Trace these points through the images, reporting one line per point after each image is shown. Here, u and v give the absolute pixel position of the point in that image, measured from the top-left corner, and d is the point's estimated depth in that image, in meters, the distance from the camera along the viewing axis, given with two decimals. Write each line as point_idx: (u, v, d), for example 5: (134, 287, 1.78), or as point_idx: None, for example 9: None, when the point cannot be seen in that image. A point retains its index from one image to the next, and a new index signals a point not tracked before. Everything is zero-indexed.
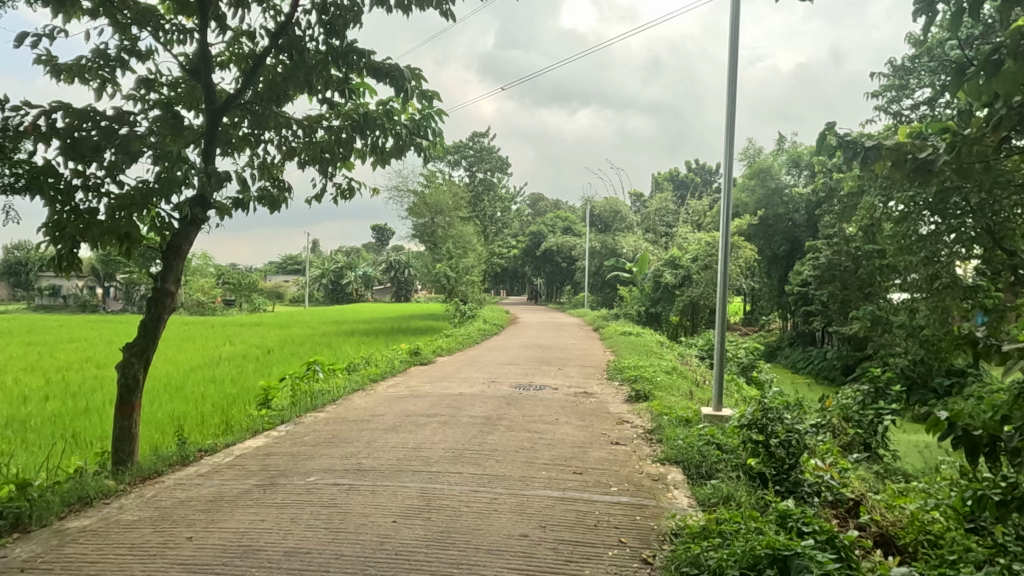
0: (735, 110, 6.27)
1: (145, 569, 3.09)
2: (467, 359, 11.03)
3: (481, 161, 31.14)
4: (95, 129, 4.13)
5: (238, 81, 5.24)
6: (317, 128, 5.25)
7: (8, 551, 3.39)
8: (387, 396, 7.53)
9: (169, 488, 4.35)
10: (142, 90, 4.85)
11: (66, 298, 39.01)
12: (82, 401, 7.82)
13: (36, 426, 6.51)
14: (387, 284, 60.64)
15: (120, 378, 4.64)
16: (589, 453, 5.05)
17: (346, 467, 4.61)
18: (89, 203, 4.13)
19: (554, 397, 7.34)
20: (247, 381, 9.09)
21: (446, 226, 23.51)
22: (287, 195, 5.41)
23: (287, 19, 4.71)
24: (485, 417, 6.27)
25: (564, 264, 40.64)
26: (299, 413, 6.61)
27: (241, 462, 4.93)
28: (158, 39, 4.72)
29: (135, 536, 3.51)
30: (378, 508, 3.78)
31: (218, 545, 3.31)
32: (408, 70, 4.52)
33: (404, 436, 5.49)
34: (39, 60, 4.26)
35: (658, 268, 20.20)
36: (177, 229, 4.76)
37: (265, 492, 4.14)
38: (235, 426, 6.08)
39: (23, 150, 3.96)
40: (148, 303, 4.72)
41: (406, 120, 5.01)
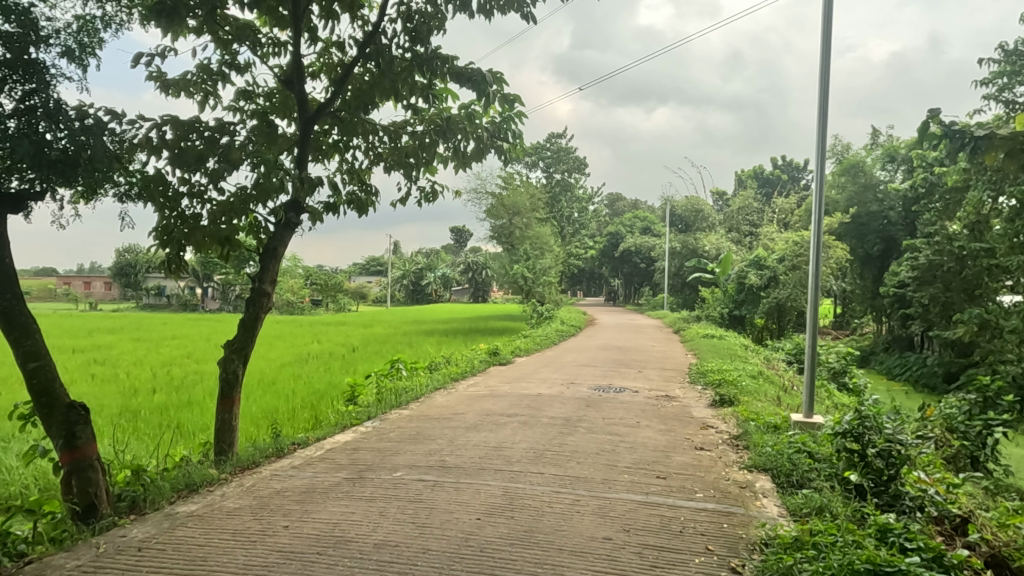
0: (827, 102, 5.99)
1: (247, 554, 3.26)
2: (545, 360, 11.06)
3: (558, 162, 31.23)
4: (200, 139, 4.41)
5: (328, 90, 5.49)
6: (402, 133, 5.41)
7: (127, 532, 3.69)
8: (468, 395, 7.64)
9: (266, 478, 4.58)
10: (241, 101, 5.16)
11: (171, 298, 41.95)
12: (185, 394, 8.36)
13: (146, 416, 7.01)
14: (466, 285, 61.62)
15: (221, 373, 4.93)
16: (673, 457, 4.96)
17: (431, 464, 4.72)
18: (194, 208, 4.45)
19: (634, 400, 7.25)
20: (333, 378, 9.43)
21: (524, 227, 23.67)
22: (374, 199, 5.61)
23: (373, 28, 4.88)
24: (565, 418, 6.27)
25: (642, 265, 39.97)
26: (384, 409, 6.82)
27: (331, 455, 5.14)
28: (255, 52, 5.01)
29: (237, 522, 3.72)
30: (463, 505, 3.85)
31: (313, 535, 3.46)
32: (491, 74, 4.59)
33: (485, 435, 5.56)
34: (151, 76, 4.61)
35: (742, 268, 19.60)
36: (273, 232, 5.02)
37: (354, 485, 4.29)
38: (323, 421, 6.32)
39: (137, 161, 4.28)
40: (247, 302, 4.96)
41: (487, 122, 5.08)
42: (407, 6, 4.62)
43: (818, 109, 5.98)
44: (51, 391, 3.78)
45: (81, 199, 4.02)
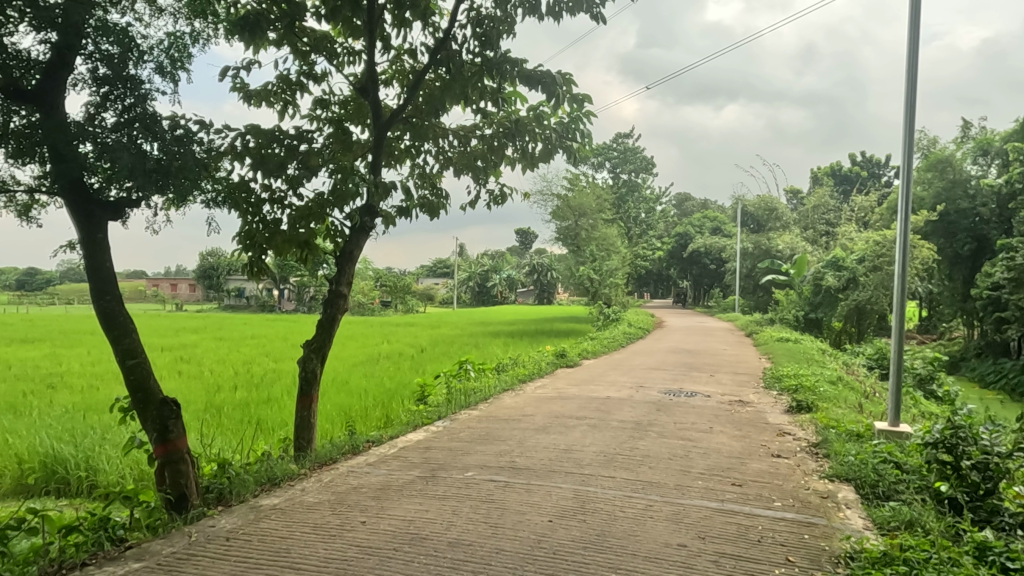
0: (916, 94, 5.69)
1: (327, 547, 3.37)
2: (613, 363, 10.96)
3: (625, 162, 30.88)
4: (281, 148, 4.61)
5: (400, 96, 5.63)
6: (471, 136, 5.47)
7: (216, 522, 3.88)
8: (535, 396, 7.65)
9: (343, 475, 4.73)
10: (318, 109, 5.37)
11: (250, 299, 43.92)
12: (264, 392, 8.73)
13: (229, 412, 7.36)
14: (531, 287, 61.72)
15: (301, 372, 5.11)
16: (748, 464, 4.82)
17: (501, 465, 4.75)
18: (275, 213, 4.65)
19: (706, 404, 7.08)
20: (403, 378, 9.64)
21: (590, 228, 23.63)
22: (445, 202, 5.70)
23: (444, 35, 4.95)
24: (635, 421, 6.19)
25: (712, 266, 39.02)
26: (454, 409, 6.91)
27: (404, 454, 5.25)
28: (331, 62, 5.18)
29: (317, 517, 3.85)
30: (534, 507, 3.86)
31: (389, 531, 3.55)
32: (561, 75, 4.59)
33: (555, 437, 5.55)
34: (235, 88, 4.84)
35: (818, 270, 18.85)
36: (349, 235, 5.17)
37: (427, 484, 4.37)
38: (395, 421, 6.46)
39: (223, 169, 4.49)
40: (324, 304, 5.13)
41: (556, 123, 5.08)
42: (477, 11, 4.67)
43: (904, 101, 5.69)
44: (146, 387, 4.03)
45: (172, 206, 4.25)
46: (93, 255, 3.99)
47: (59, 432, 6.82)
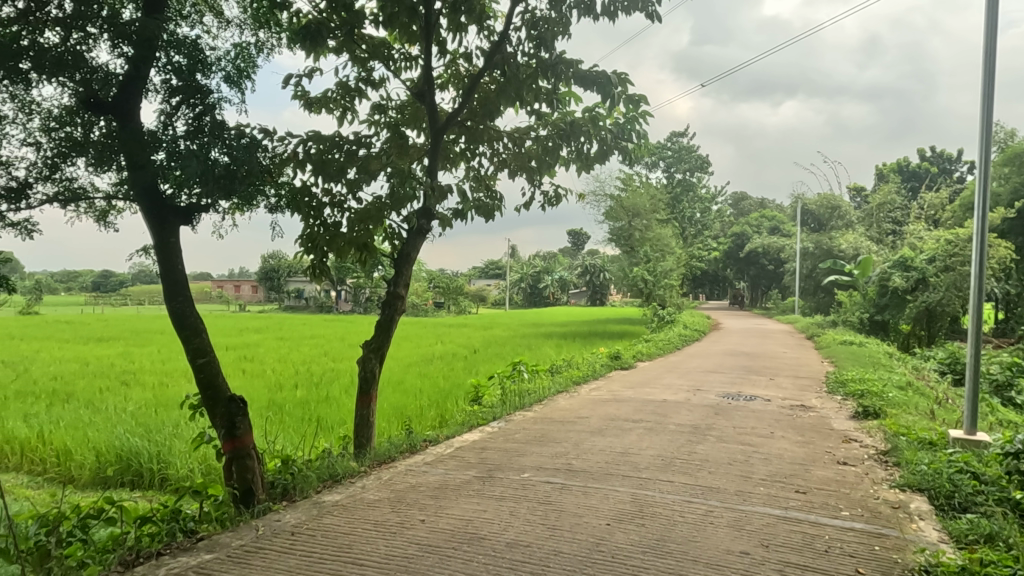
0: (993, 86, 5.41)
1: (388, 544, 3.43)
2: (669, 365, 10.79)
3: (680, 162, 30.30)
4: (341, 153, 4.72)
5: (456, 100, 5.69)
6: (526, 138, 5.48)
7: (281, 517, 4.00)
8: (590, 398, 7.61)
9: (402, 473, 4.81)
10: (376, 114, 5.48)
11: (309, 299, 45.20)
12: (323, 391, 8.95)
13: (290, 410, 7.59)
14: (583, 288, 61.42)
15: (360, 371, 5.22)
16: (812, 471, 4.68)
17: (558, 467, 4.74)
18: (335, 217, 4.77)
19: (767, 409, 6.90)
20: (457, 378, 9.73)
21: (644, 229, 23.40)
22: (500, 205, 5.74)
23: (499, 38, 4.97)
24: (692, 425, 6.08)
25: (770, 267, 38.00)
26: (509, 410, 6.94)
27: (460, 453, 5.31)
28: (388, 68, 5.28)
29: (378, 514, 3.93)
30: (592, 510, 3.84)
31: (448, 530, 3.59)
32: (616, 75, 4.55)
33: (610, 440, 5.51)
34: (297, 96, 4.99)
35: (884, 270, 18.12)
36: (406, 237, 5.24)
37: (484, 484, 4.40)
38: (450, 421, 6.54)
39: (286, 175, 4.63)
40: (383, 305, 5.24)
41: (611, 124, 5.04)
42: (532, 13, 4.68)
43: (981, 95, 5.42)
44: (215, 385, 4.19)
45: (237, 210, 4.40)
46: (167, 258, 4.19)
47: (134, 426, 7.17)
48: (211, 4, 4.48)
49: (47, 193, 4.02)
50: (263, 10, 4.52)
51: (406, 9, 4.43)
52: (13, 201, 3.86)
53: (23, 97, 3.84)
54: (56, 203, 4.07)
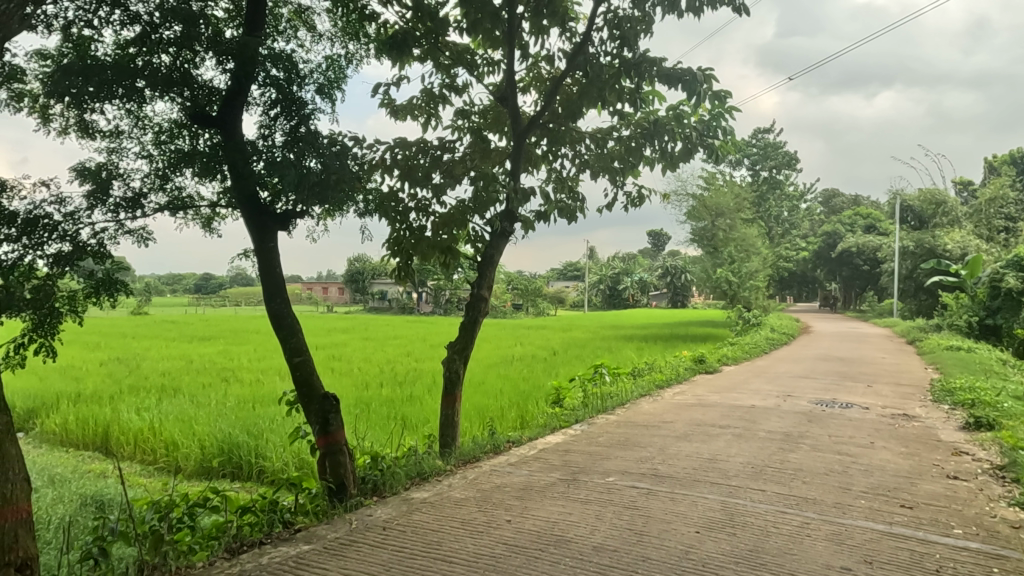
0: None
1: (476, 543, 3.48)
2: (757, 370, 10.42)
3: (766, 159, 29.01)
4: (428, 158, 4.84)
5: (538, 103, 5.72)
6: (608, 139, 5.44)
7: (372, 512, 4.13)
8: (674, 403, 7.45)
9: (487, 473, 4.86)
10: (460, 119, 5.59)
11: (391, 300, 46.55)
12: (407, 390, 9.17)
13: (376, 408, 7.83)
14: (664, 289, 60.19)
15: (445, 372, 5.32)
16: (919, 485, 4.40)
17: (643, 472, 4.67)
18: (420, 221, 4.89)
19: (865, 417, 6.55)
20: (538, 380, 9.76)
21: (728, 229, 22.60)
22: (582, 206, 5.72)
23: (581, 39, 4.94)
24: (784, 433, 5.85)
25: (865, 267, 35.96)
26: (591, 413, 6.89)
27: (544, 455, 5.31)
28: (471, 73, 5.36)
29: (465, 513, 3.99)
30: (680, 516, 3.75)
31: (534, 531, 3.60)
32: (702, 72, 4.42)
33: (697, 446, 5.38)
34: (384, 104, 5.15)
35: (996, 270, 16.78)
36: (489, 240, 5.28)
37: (569, 487, 4.39)
38: (532, 423, 6.56)
39: (375, 182, 4.79)
40: (467, 307, 5.32)
41: (696, 122, 4.93)
42: (614, 13, 4.62)
43: None
44: (310, 383, 4.37)
45: (329, 216, 4.59)
46: (266, 262, 4.42)
47: (233, 421, 7.60)
48: (305, 18, 4.70)
49: (159, 202, 4.33)
50: (352, 22, 4.70)
51: (488, 14, 4.47)
52: (129, 210, 4.18)
53: (138, 113, 4.15)
54: (166, 210, 4.38)
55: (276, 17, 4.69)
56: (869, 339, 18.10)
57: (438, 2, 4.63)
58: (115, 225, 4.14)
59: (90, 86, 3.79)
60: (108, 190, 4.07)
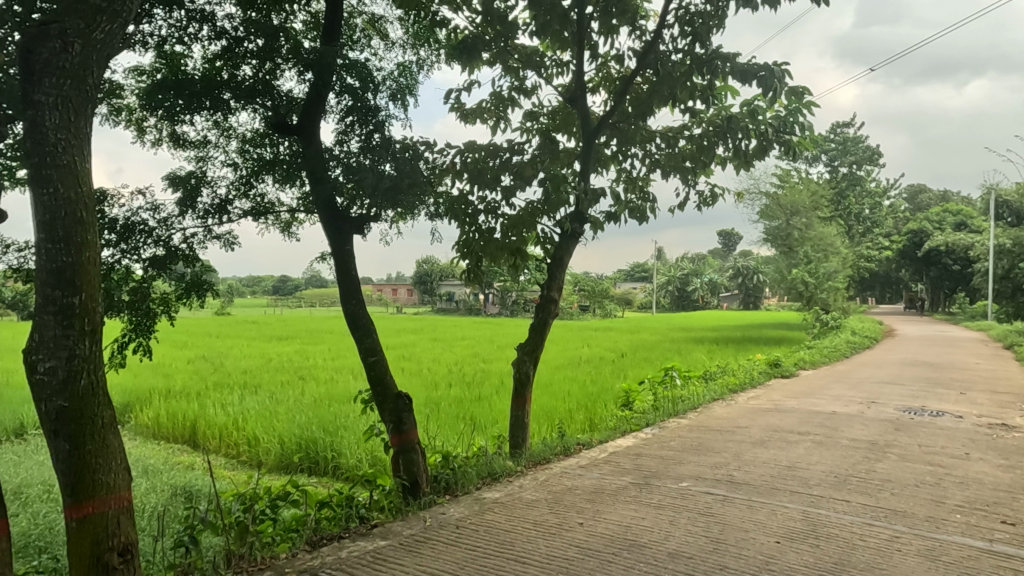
0: None
1: (548, 545, 3.48)
2: (838, 375, 9.97)
3: (845, 154, 27.58)
4: (498, 160, 4.87)
5: (608, 102, 5.67)
6: (679, 137, 5.34)
7: (446, 510, 4.19)
8: (748, 408, 7.23)
9: (558, 475, 4.85)
10: (529, 120, 5.60)
11: (459, 301, 47.24)
12: (476, 391, 9.25)
13: (446, 408, 7.94)
14: (736, 291, 58.46)
15: (515, 373, 5.34)
16: (1022, 500, 4.10)
17: (718, 478, 4.55)
18: (490, 223, 4.92)
19: (958, 427, 6.16)
20: (607, 383, 9.66)
21: (804, 228, 21.76)
22: (652, 206, 5.64)
23: (652, 37, 4.85)
24: (869, 441, 5.57)
25: (956, 267, 33.83)
26: (662, 417, 6.77)
27: (615, 459, 5.26)
28: (540, 75, 5.36)
29: (537, 514, 3.99)
30: (758, 525, 3.64)
31: (607, 535, 3.57)
32: (778, 66, 4.26)
33: (775, 453, 5.20)
34: (454, 108, 5.23)
35: None
36: (559, 241, 5.28)
37: (641, 491, 4.33)
38: (602, 425, 6.51)
39: (445, 185, 4.86)
40: (536, 308, 5.34)
41: (771, 118, 4.77)
42: (686, 9, 4.52)
43: None
44: (383, 383, 4.47)
45: (401, 219, 4.68)
46: (343, 264, 4.56)
47: (310, 418, 7.87)
48: (378, 27, 4.83)
49: (243, 208, 4.55)
50: (423, 30, 4.80)
51: (557, 16, 4.45)
52: (216, 215, 4.41)
53: (223, 124, 4.37)
54: (250, 216, 4.59)
55: (351, 27, 4.85)
56: (936, 339, 18.51)
57: (507, 6, 4.65)
58: (204, 230, 4.37)
59: (181, 99, 4.03)
60: (197, 197, 4.30)
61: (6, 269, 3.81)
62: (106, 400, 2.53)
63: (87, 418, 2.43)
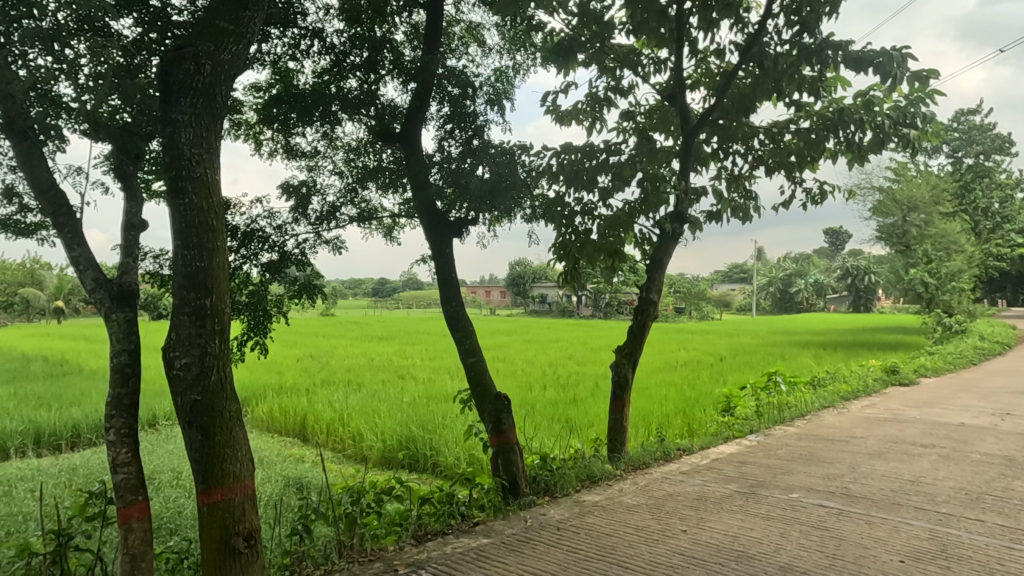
0: None
1: (651, 551, 3.43)
2: (966, 383, 9.19)
3: (970, 143, 25.52)
4: (594, 161, 4.83)
5: (708, 99, 5.52)
6: (784, 133, 5.11)
7: (546, 511, 4.21)
8: (863, 417, 6.79)
9: (659, 480, 4.76)
10: (625, 120, 5.54)
11: (551, 303, 47.33)
12: (571, 393, 9.22)
13: (542, 410, 7.96)
14: (844, 293, 55.12)
15: (613, 377, 5.28)
16: None
17: (832, 490, 4.31)
18: (586, 224, 4.90)
19: None
20: (706, 387, 9.37)
21: (923, 225, 20.37)
22: (756, 204, 5.43)
23: (755, 29, 4.66)
24: (1004, 456, 5.10)
25: None
26: (767, 424, 6.50)
27: (718, 466, 5.10)
28: (637, 74, 5.30)
29: (639, 519, 3.93)
30: (879, 543, 3.41)
31: (712, 544, 3.47)
32: (898, 51, 3.98)
33: (895, 466, 4.86)
34: (549, 111, 5.25)
35: None
36: (658, 242, 5.17)
37: (748, 500, 4.17)
38: (703, 431, 6.33)
39: (542, 188, 4.88)
40: (635, 311, 5.25)
41: (888, 109, 4.46)
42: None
43: None
44: (483, 384, 4.55)
45: (499, 221, 4.74)
46: (443, 267, 4.69)
47: (410, 416, 8.13)
48: (475, 34, 4.93)
49: (350, 214, 4.77)
50: (520, 35, 4.87)
51: (655, 13, 4.37)
52: (326, 221, 4.65)
53: (331, 134, 4.61)
54: (356, 221, 4.81)
55: (450, 36, 4.97)
56: None
57: (603, 5, 4.61)
58: (314, 236, 4.62)
59: (293, 112, 4.29)
60: (308, 204, 4.55)
61: (144, 274, 4.18)
62: (233, 395, 2.71)
63: (216, 411, 2.62)
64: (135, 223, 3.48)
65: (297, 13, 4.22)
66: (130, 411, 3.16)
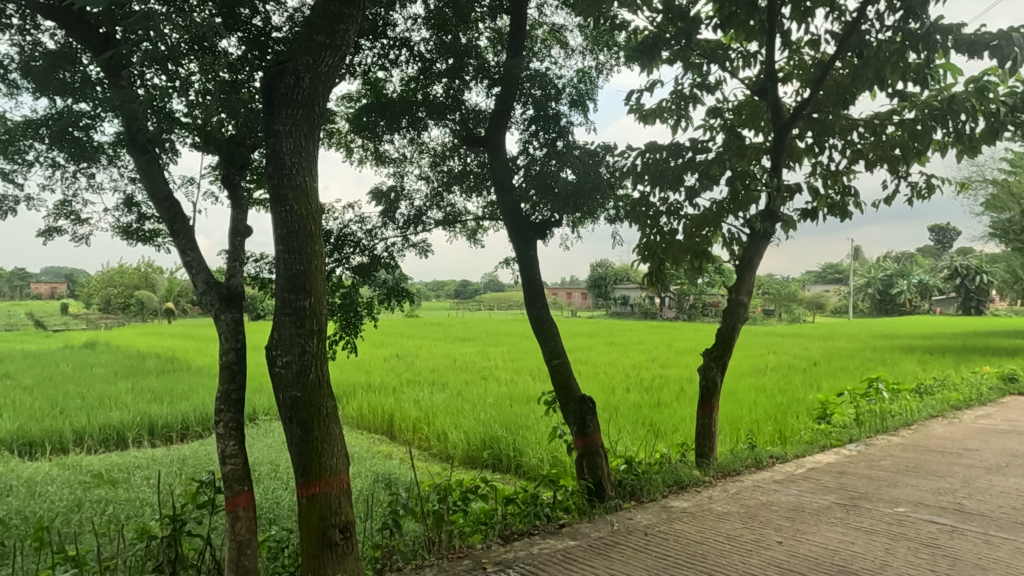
0: None
1: (745, 560, 3.32)
2: None
3: None
4: (680, 159, 4.73)
5: (801, 92, 5.29)
6: (886, 125, 4.82)
7: (633, 516, 4.15)
8: (977, 428, 6.29)
9: (751, 489, 4.60)
10: (712, 117, 5.40)
11: (633, 306, 46.54)
12: (656, 397, 9.04)
13: (626, 413, 7.86)
14: (953, 294, 51.25)
15: (701, 381, 5.14)
16: None
17: (944, 506, 4.03)
18: (672, 224, 4.81)
19: None
20: (799, 393, 8.96)
21: None
22: (855, 200, 5.15)
23: (854, 17, 4.43)
24: None
25: None
26: (868, 433, 6.14)
27: (815, 475, 4.87)
28: (725, 69, 5.14)
29: (730, 528, 3.81)
30: (1000, 565, 3.16)
31: (811, 557, 3.32)
32: (1017, 32, 3.67)
33: (1016, 482, 4.48)
34: (632, 110, 5.19)
35: None
36: (747, 241, 5.00)
37: (850, 513, 3.96)
38: (796, 439, 6.06)
39: (626, 188, 4.83)
40: (724, 312, 5.08)
41: (1005, 95, 4.12)
42: None
43: None
44: (567, 385, 4.54)
45: (583, 222, 4.72)
46: (526, 269, 4.72)
47: (492, 416, 8.22)
48: (558, 36, 4.95)
49: (436, 217, 4.89)
50: (603, 35, 4.84)
51: (744, 6, 4.23)
52: (414, 225, 4.78)
53: (418, 140, 4.74)
54: (442, 225, 4.92)
55: (533, 39, 5.01)
56: None
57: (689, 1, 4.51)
58: (402, 239, 4.76)
59: (383, 120, 4.45)
60: (396, 209, 4.70)
61: (246, 277, 4.43)
62: (329, 392, 2.83)
63: (314, 408, 2.74)
64: (241, 229, 3.69)
65: (386, 25, 4.36)
66: (237, 406, 3.36)
